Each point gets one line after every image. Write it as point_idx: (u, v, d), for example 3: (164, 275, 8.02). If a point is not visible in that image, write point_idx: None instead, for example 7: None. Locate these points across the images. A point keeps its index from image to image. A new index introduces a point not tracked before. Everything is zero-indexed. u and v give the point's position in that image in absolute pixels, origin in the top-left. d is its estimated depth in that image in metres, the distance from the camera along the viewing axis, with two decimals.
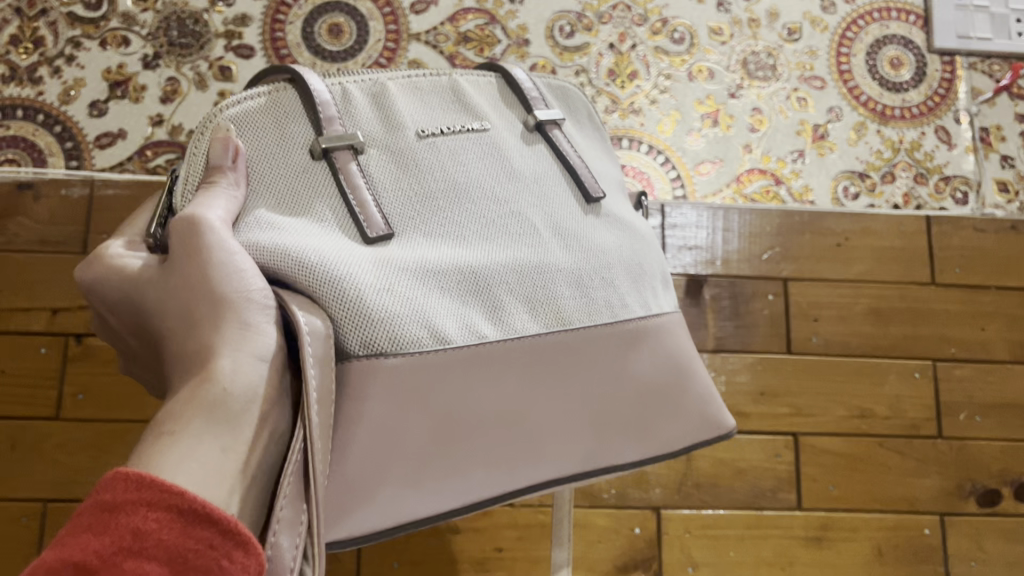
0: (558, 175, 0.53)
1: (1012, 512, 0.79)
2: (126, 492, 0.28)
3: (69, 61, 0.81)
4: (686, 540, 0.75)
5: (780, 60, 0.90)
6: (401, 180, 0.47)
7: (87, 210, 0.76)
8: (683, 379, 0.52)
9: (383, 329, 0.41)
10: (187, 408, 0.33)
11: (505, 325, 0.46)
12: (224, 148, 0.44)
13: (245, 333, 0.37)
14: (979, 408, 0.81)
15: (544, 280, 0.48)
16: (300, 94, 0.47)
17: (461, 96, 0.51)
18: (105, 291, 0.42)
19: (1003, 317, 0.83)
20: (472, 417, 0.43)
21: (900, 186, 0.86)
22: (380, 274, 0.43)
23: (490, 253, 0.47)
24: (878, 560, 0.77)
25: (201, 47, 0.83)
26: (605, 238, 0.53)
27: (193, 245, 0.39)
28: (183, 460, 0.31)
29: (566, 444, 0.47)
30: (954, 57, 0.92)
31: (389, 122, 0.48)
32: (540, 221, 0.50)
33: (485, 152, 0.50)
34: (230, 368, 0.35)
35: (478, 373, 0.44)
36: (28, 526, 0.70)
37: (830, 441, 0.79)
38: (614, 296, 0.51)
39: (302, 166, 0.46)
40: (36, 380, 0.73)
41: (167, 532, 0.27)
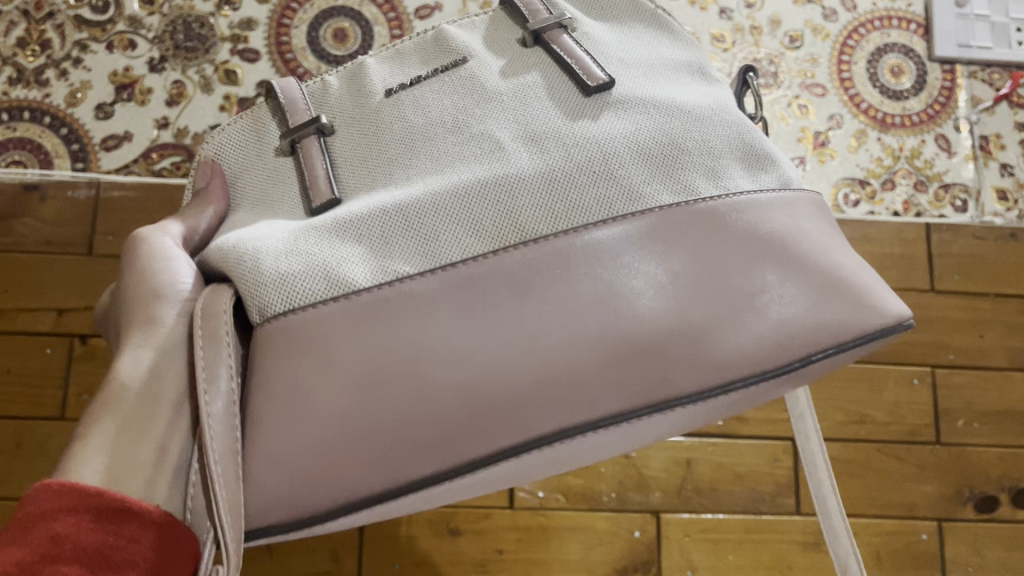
0: (547, 80, 0.49)
1: (1009, 518, 0.80)
2: (48, 502, 0.36)
3: (76, 63, 0.82)
4: (686, 543, 0.75)
5: (781, 67, 0.91)
6: (362, 146, 0.50)
7: (94, 210, 0.77)
8: (733, 271, 0.44)
9: (279, 284, 0.43)
10: (101, 410, 0.43)
11: (434, 252, 0.44)
12: (204, 172, 0.54)
13: (150, 326, 0.46)
14: (978, 415, 0.82)
15: (496, 195, 0.45)
16: (271, 104, 0.53)
17: (441, 43, 0.52)
18: (103, 308, 0.56)
19: (1002, 325, 0.84)
20: (390, 364, 0.41)
21: (900, 194, 0.87)
22: (303, 235, 0.45)
23: (431, 183, 0.46)
24: (877, 564, 0.77)
25: (208, 50, 0.83)
26: (602, 131, 0.47)
27: (133, 263, 0.50)
28: (91, 459, 0.40)
29: (565, 383, 0.41)
30: (954, 66, 0.93)
31: (360, 95, 0.52)
32: (503, 137, 0.47)
33: (451, 87, 0.50)
34: (129, 361, 0.44)
35: (393, 316, 0.42)
36: None
37: (829, 447, 0.79)
38: (605, 193, 0.45)
39: (274, 166, 0.52)
40: (41, 381, 0.73)
41: (84, 532, 0.36)
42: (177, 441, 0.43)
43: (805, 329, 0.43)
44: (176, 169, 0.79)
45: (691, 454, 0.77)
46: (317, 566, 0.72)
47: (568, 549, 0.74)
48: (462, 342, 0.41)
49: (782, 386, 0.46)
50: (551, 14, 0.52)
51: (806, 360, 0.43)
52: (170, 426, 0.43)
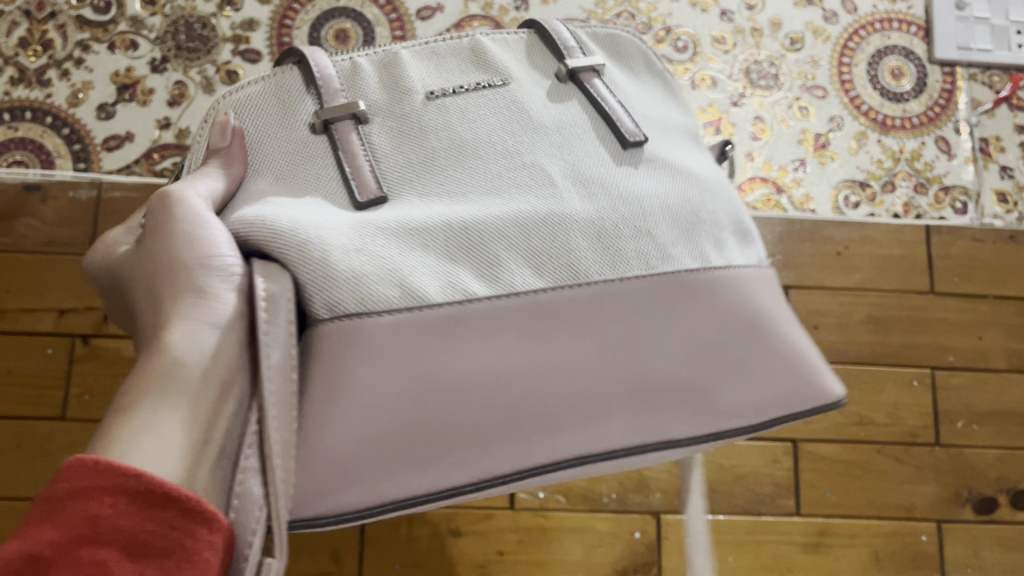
0: (588, 124, 0.52)
1: (1008, 519, 0.80)
2: (84, 480, 0.32)
3: (78, 64, 0.82)
4: (686, 544, 0.76)
5: (782, 69, 0.91)
6: (403, 144, 0.49)
7: (94, 211, 0.77)
8: (738, 337, 0.48)
9: (349, 288, 0.42)
10: (146, 381, 0.38)
11: (499, 280, 0.45)
12: (221, 133, 0.48)
13: (201, 301, 0.41)
14: (977, 416, 0.82)
15: (553, 232, 0.47)
16: (303, 74, 0.50)
17: (482, 55, 0.53)
18: (111, 272, 0.49)
19: (1001, 326, 0.84)
20: (453, 381, 0.42)
21: (900, 196, 0.87)
22: (362, 235, 0.44)
23: (490, 208, 0.47)
24: (876, 565, 0.77)
25: (209, 51, 0.84)
26: (640, 185, 0.50)
27: (167, 221, 0.44)
28: (140, 432, 0.36)
29: (594, 408, 0.45)
30: (954, 68, 0.93)
31: (396, 87, 0.50)
32: (552, 174, 0.49)
33: (499, 108, 0.51)
34: (182, 338, 0.40)
35: (458, 331, 0.43)
36: None
37: (829, 447, 0.79)
38: (648, 246, 0.48)
39: (303, 141, 0.48)
40: (42, 381, 0.73)
41: (122, 517, 0.32)
42: (227, 417, 0.40)
43: (779, 397, 0.49)
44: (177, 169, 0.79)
45: None
46: (317, 566, 0.72)
47: (568, 549, 0.74)
48: (518, 363, 0.43)
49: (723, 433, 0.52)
50: (585, 57, 0.54)
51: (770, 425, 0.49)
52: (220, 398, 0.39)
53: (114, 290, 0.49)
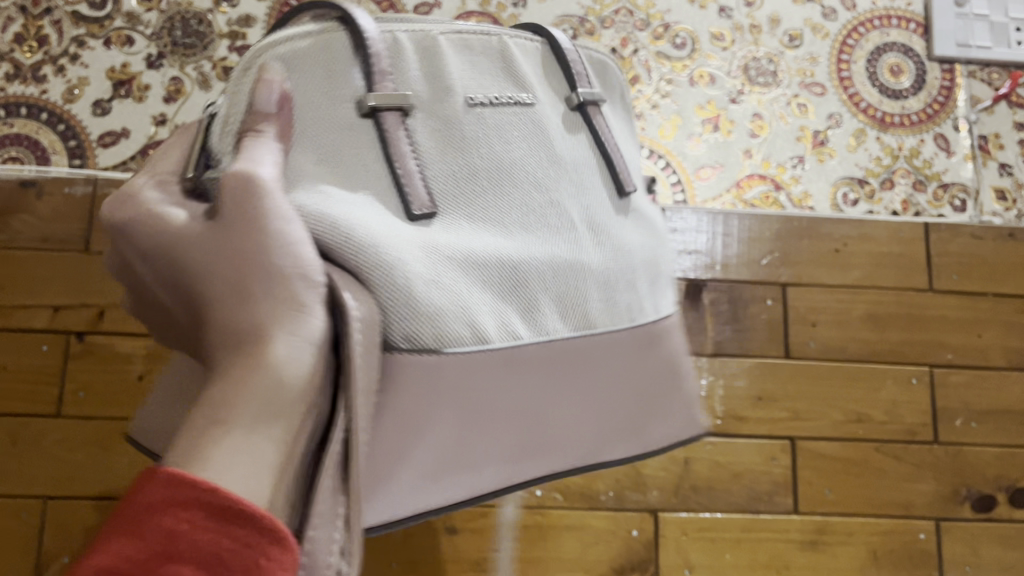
0: (597, 163, 0.51)
1: (1006, 517, 0.80)
2: (153, 491, 0.26)
3: (73, 59, 0.81)
4: (683, 542, 0.75)
5: (781, 66, 0.90)
6: (447, 153, 0.44)
7: (90, 207, 0.77)
8: (669, 377, 0.53)
9: (428, 322, 0.39)
10: (235, 393, 0.30)
11: (539, 326, 0.44)
12: (270, 92, 0.39)
13: (300, 315, 0.32)
14: (975, 414, 0.82)
15: (577, 281, 0.47)
16: (351, 38, 0.43)
17: (510, 62, 0.48)
18: (138, 240, 0.36)
19: (999, 324, 0.84)
20: (497, 414, 0.42)
21: (899, 193, 0.87)
22: (426, 261, 0.40)
23: (532, 247, 0.45)
24: (873, 563, 0.77)
25: (206, 47, 0.83)
26: (630, 238, 0.52)
27: (244, 207, 0.33)
28: (232, 451, 0.29)
29: (578, 436, 0.47)
30: (953, 65, 0.93)
31: (436, 84, 0.45)
32: (575, 214, 0.48)
33: (532, 130, 0.48)
34: (284, 354, 0.31)
35: (514, 368, 0.42)
36: (28, 522, 0.70)
37: (827, 445, 0.79)
38: (633, 299, 0.51)
39: (348, 122, 0.42)
40: (36, 377, 0.73)
41: (199, 535, 0.26)
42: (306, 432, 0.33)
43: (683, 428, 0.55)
44: None
45: (689, 453, 0.77)
46: None
47: (565, 547, 0.74)
48: (546, 396, 0.45)
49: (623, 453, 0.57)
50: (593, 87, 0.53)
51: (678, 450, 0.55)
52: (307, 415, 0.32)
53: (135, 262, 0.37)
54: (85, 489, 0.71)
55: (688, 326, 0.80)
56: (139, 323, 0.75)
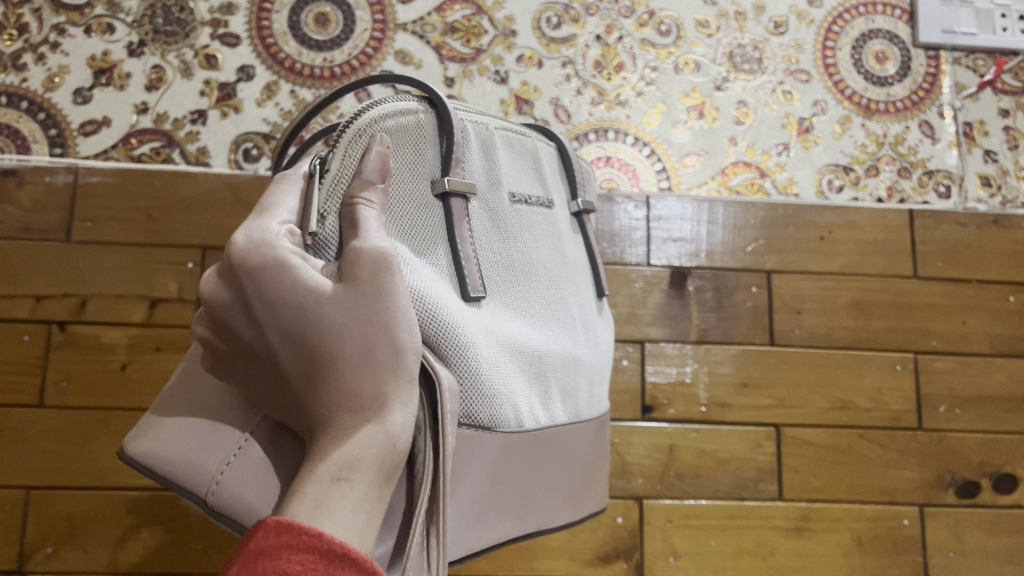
0: (585, 267, 0.60)
1: (990, 502, 0.80)
2: (268, 539, 0.28)
3: (54, 47, 0.81)
4: (668, 529, 0.75)
5: (766, 53, 0.90)
6: (493, 241, 0.49)
7: (71, 197, 0.76)
8: (600, 465, 0.58)
9: (486, 398, 0.44)
10: (357, 450, 0.32)
11: (550, 409, 0.50)
12: (380, 164, 0.40)
13: (411, 388, 0.35)
14: (959, 400, 0.82)
15: (573, 371, 0.53)
16: (437, 124, 0.47)
17: (537, 168, 0.55)
18: (265, 284, 0.34)
19: (983, 310, 0.84)
20: (509, 483, 0.47)
21: (884, 180, 0.87)
22: (487, 341, 0.45)
23: (549, 339, 0.51)
24: (858, 550, 0.77)
25: (188, 35, 0.83)
26: (600, 338, 0.60)
27: (382, 287, 0.35)
28: (353, 507, 0.31)
29: (559, 493, 0.53)
30: (939, 52, 0.93)
31: (491, 178, 0.50)
32: (573, 307, 0.55)
33: (548, 233, 0.54)
34: (400, 424, 0.34)
35: (531, 440, 0.48)
36: (11, 513, 0.70)
37: (812, 432, 0.79)
38: (597, 394, 0.58)
39: (425, 200, 0.45)
40: (19, 368, 0.72)
41: (310, 574, 0.27)
42: None
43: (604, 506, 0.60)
44: (155, 154, 0.78)
45: (674, 440, 0.77)
46: None
47: (550, 536, 0.74)
48: (546, 461, 0.50)
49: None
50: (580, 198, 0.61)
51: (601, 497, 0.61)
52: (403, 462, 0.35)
53: (249, 307, 0.35)
54: (68, 479, 0.71)
55: (673, 314, 0.80)
56: (123, 312, 0.74)
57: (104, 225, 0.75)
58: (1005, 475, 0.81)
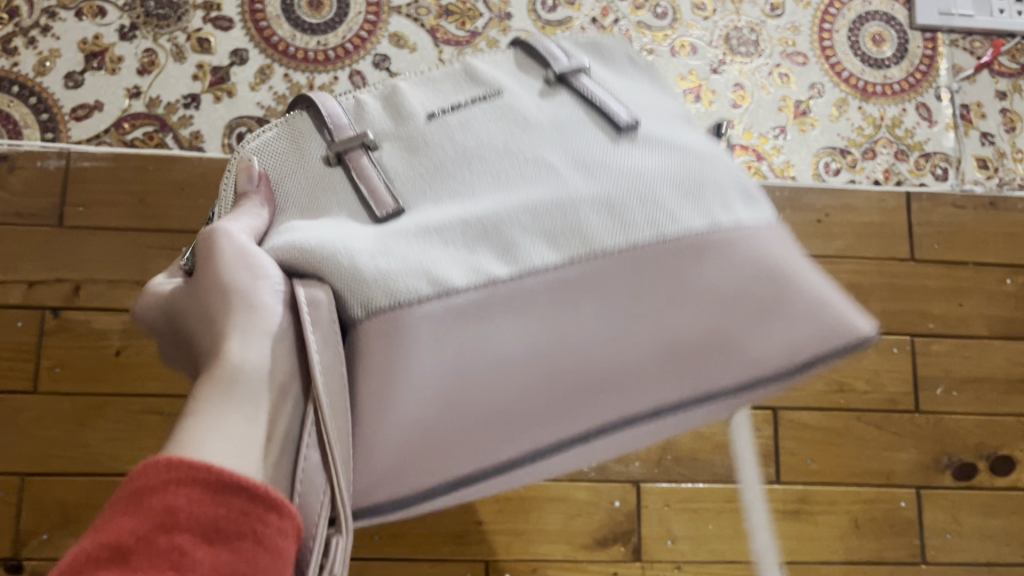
0: (582, 113, 0.44)
1: (986, 485, 0.80)
2: (154, 475, 0.27)
3: (45, 31, 0.80)
4: (666, 513, 0.75)
5: (763, 35, 0.90)
6: (412, 158, 0.43)
7: (63, 181, 0.75)
8: (734, 304, 0.40)
9: (380, 284, 0.36)
10: (205, 388, 0.32)
11: (517, 262, 0.38)
12: (248, 175, 0.43)
13: (253, 312, 0.35)
14: (955, 382, 0.82)
15: (561, 212, 0.40)
16: (312, 116, 0.45)
17: (473, 74, 0.47)
18: (154, 313, 0.42)
19: (980, 292, 0.84)
20: (474, 387, 0.37)
21: (881, 162, 0.87)
22: (385, 244, 0.38)
23: (497, 201, 0.40)
24: (854, 532, 0.77)
25: (180, 18, 0.82)
26: (644, 158, 0.42)
27: (210, 248, 0.38)
28: (207, 432, 0.30)
29: (626, 372, 0.39)
30: (936, 34, 0.92)
31: (398, 114, 0.45)
32: (555, 157, 0.42)
33: (497, 115, 0.44)
34: (240, 347, 0.34)
35: (483, 331, 0.37)
36: (5, 500, 0.69)
37: (809, 415, 0.79)
38: (659, 212, 0.40)
39: (319, 176, 0.43)
40: (11, 355, 0.72)
41: (198, 505, 0.26)
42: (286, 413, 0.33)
43: (814, 337, 0.40)
44: (148, 139, 0.78)
45: None
46: None
47: (547, 520, 0.74)
48: (546, 344, 0.37)
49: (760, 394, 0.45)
50: (568, 60, 0.47)
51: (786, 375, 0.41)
52: (281, 398, 0.34)
53: (162, 331, 0.43)
54: (63, 465, 0.70)
55: None
56: (117, 298, 0.74)
57: (97, 211, 0.75)
58: (1001, 457, 0.81)
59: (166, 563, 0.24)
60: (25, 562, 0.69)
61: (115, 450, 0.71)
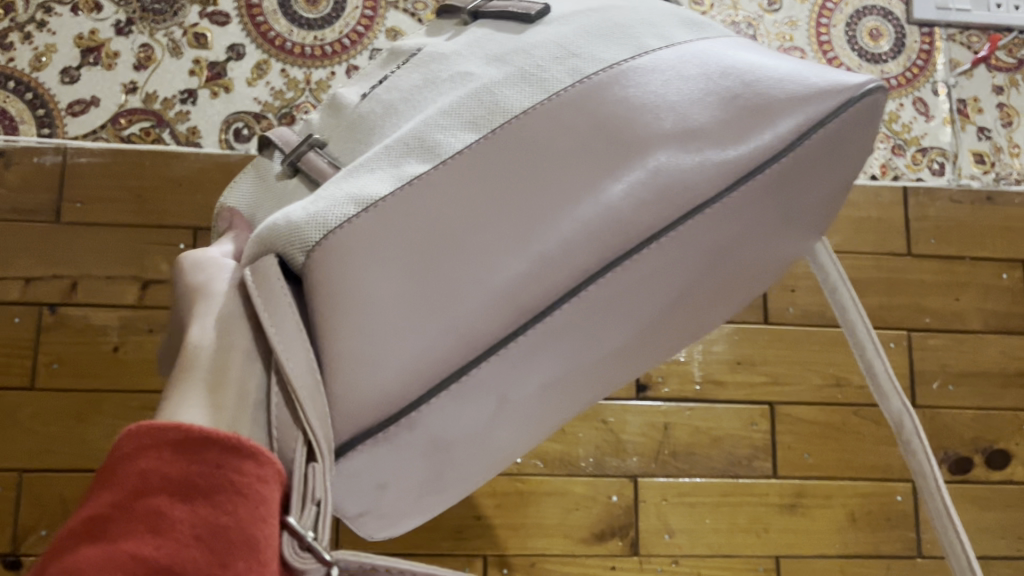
0: (491, 25, 0.45)
1: (982, 478, 0.80)
2: (130, 443, 0.28)
3: (40, 26, 0.80)
4: (664, 507, 0.76)
5: (760, 30, 0.90)
6: (352, 132, 0.45)
7: (60, 177, 0.75)
8: (686, 133, 0.39)
9: (307, 221, 0.36)
10: (176, 375, 0.36)
11: (443, 152, 0.39)
12: (228, 215, 0.49)
13: (208, 300, 0.39)
14: (952, 376, 0.82)
15: (481, 104, 0.40)
16: (266, 147, 0.49)
17: (395, 52, 0.49)
18: (165, 352, 0.48)
19: (977, 287, 0.84)
20: (426, 277, 0.37)
21: (878, 157, 0.86)
22: (314, 195, 0.39)
23: (421, 119, 0.41)
24: (851, 526, 0.77)
25: (176, 13, 0.82)
26: (550, 37, 0.42)
27: (178, 267, 0.44)
28: (178, 408, 0.33)
29: (603, 225, 0.38)
30: (933, 29, 0.92)
31: (336, 108, 0.47)
32: (468, 69, 0.42)
33: (417, 62, 0.45)
34: (196, 332, 0.38)
35: (426, 218, 0.38)
36: (4, 496, 0.69)
37: (806, 410, 0.79)
38: (577, 75, 0.40)
39: (280, 189, 0.46)
40: (10, 351, 0.72)
41: (169, 464, 0.27)
42: (255, 379, 0.35)
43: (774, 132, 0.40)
44: (145, 135, 0.78)
45: (669, 419, 0.77)
46: None
47: (545, 514, 0.74)
48: (499, 213, 0.38)
49: (817, 190, 0.43)
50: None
51: (790, 146, 0.40)
52: (248, 367, 0.36)
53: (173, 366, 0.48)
54: (61, 461, 0.70)
55: None
56: (116, 295, 0.74)
57: (94, 206, 0.75)
58: (998, 451, 0.81)
59: (141, 525, 0.26)
60: (23, 557, 0.69)
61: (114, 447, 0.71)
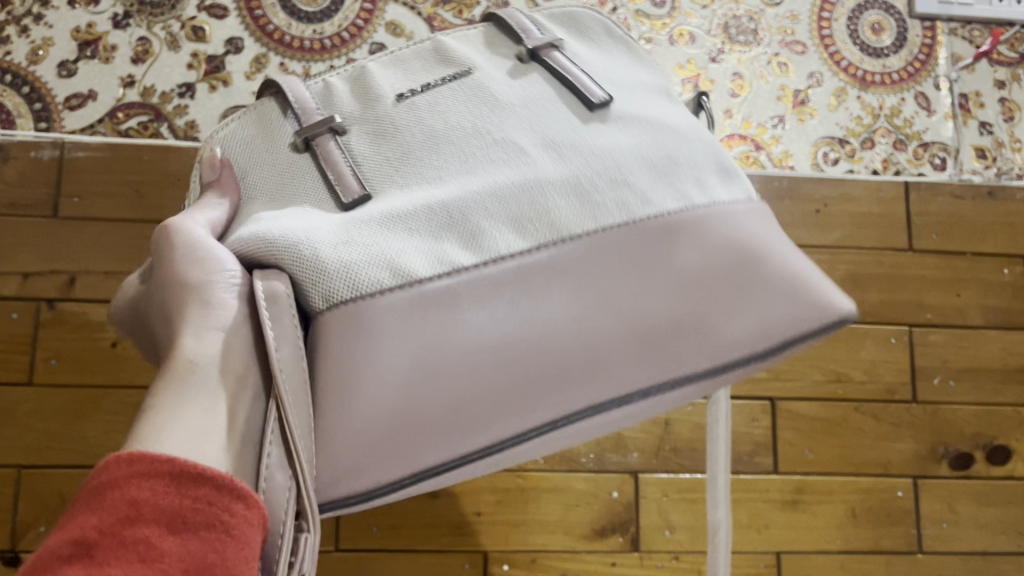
0: (553, 93, 0.45)
1: (983, 474, 0.80)
2: (117, 470, 0.28)
3: (38, 20, 0.79)
4: (664, 503, 0.75)
5: (762, 24, 0.90)
6: (380, 144, 0.44)
7: (58, 172, 0.75)
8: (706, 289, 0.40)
9: (344, 278, 0.37)
10: (162, 381, 0.34)
11: (486, 249, 0.39)
12: (211, 167, 0.46)
13: (207, 310, 0.37)
14: (953, 372, 0.82)
15: (528, 197, 0.41)
16: (280, 103, 0.47)
17: (443, 52, 0.48)
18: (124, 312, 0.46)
19: (978, 282, 0.84)
20: (445, 377, 0.36)
21: (879, 152, 0.86)
22: (347, 231, 0.39)
23: (463, 185, 0.41)
24: (852, 522, 0.77)
25: (174, 5, 0.81)
26: (613, 140, 0.44)
27: (165, 247, 0.41)
28: (167, 423, 0.32)
29: (595, 365, 0.38)
30: (935, 23, 0.92)
31: (369, 97, 0.46)
32: (516, 139, 0.43)
33: (467, 94, 0.45)
34: (191, 342, 0.36)
35: (447, 319, 0.37)
36: (2, 493, 0.69)
37: (807, 406, 0.79)
38: (629, 195, 0.42)
39: (289, 163, 0.45)
40: (7, 347, 0.72)
41: (161, 497, 0.27)
42: (246, 409, 0.35)
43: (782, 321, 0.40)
44: (142, 128, 0.77)
45: (670, 415, 0.77)
46: None
47: (546, 511, 0.74)
48: (506, 332, 0.37)
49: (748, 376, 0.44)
50: (541, 34, 0.48)
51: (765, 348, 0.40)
52: (240, 394, 0.35)
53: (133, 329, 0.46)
54: (59, 457, 0.70)
55: None
56: (114, 290, 0.73)
57: (92, 201, 0.74)
58: (998, 447, 0.81)
59: (132, 555, 0.25)
60: (21, 554, 0.68)
61: (112, 443, 0.71)
